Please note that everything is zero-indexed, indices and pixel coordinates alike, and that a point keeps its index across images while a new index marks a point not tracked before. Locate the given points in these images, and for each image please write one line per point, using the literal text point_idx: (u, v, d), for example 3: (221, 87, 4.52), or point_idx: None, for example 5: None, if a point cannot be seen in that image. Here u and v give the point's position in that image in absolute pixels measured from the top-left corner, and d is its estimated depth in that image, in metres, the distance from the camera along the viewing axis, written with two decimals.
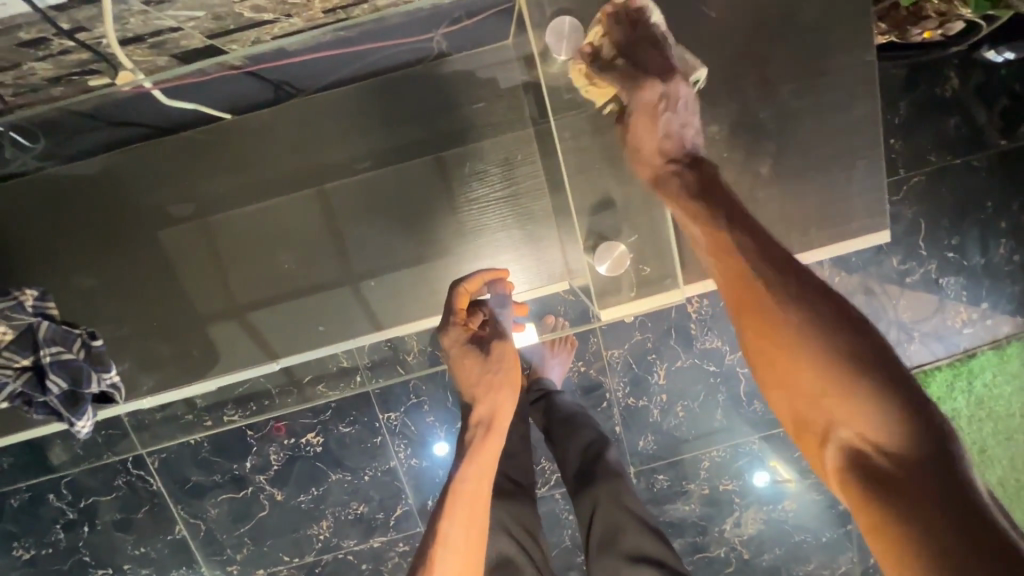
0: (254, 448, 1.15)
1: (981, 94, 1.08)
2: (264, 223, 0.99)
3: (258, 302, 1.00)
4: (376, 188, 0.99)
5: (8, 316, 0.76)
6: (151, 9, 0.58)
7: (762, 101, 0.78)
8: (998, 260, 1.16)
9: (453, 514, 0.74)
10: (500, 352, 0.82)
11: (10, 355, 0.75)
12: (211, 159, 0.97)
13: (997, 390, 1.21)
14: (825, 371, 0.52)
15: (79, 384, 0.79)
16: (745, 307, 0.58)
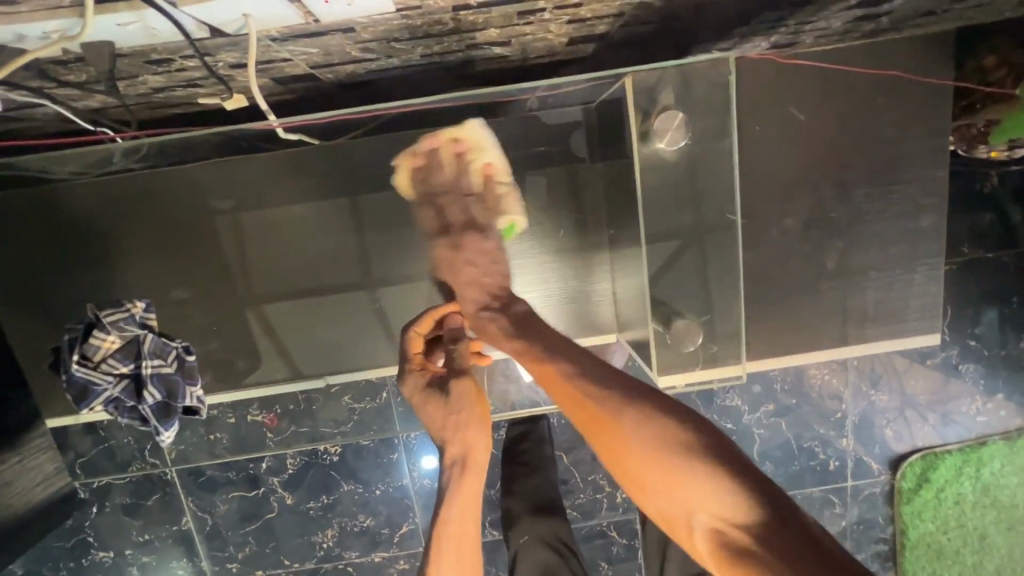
0: (271, 451, 1.16)
1: (1017, 194, 1.11)
2: (316, 242, 1.00)
3: (303, 321, 1.03)
4: (423, 204, 0.98)
5: (120, 326, 0.81)
6: (274, 45, 0.59)
7: (826, 203, 0.87)
8: (1019, 353, 1.19)
9: (439, 563, 0.68)
10: (458, 392, 0.76)
11: (115, 363, 0.79)
12: (270, 182, 0.95)
13: (1004, 479, 1.23)
14: (656, 457, 0.58)
15: (172, 398, 0.83)
16: (597, 433, 0.63)
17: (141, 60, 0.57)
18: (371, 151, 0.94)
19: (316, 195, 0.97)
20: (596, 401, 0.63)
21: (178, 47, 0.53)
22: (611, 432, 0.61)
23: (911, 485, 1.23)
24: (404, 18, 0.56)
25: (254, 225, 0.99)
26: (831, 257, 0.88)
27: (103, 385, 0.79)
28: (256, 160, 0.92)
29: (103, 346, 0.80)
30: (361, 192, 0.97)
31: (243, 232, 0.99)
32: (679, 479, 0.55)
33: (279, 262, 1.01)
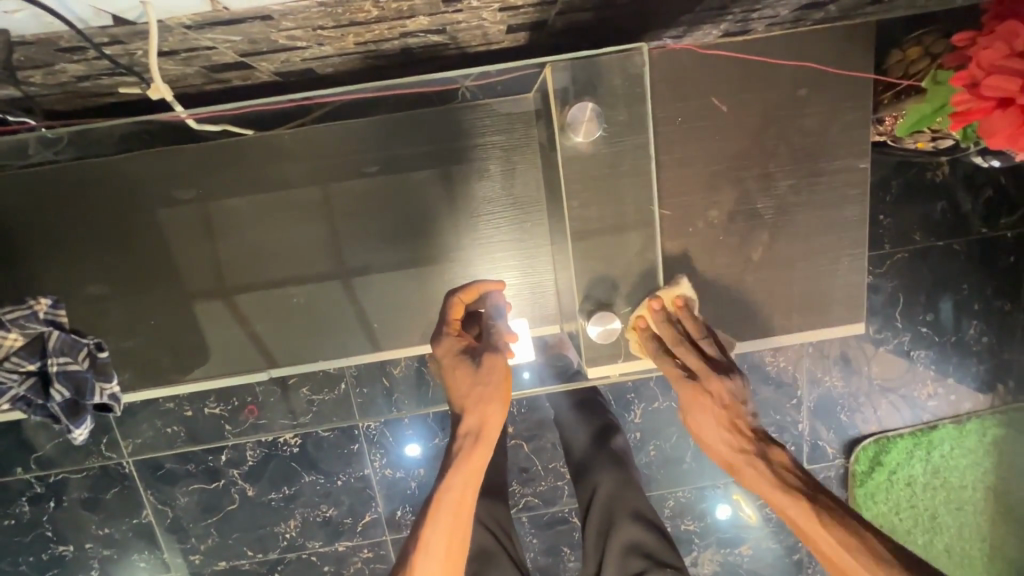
0: (230, 443, 1.15)
1: (967, 182, 1.13)
2: (263, 233, 0.99)
3: (251, 311, 1.01)
4: (374, 194, 0.98)
5: (21, 324, 0.79)
6: (191, 33, 0.57)
7: (763, 193, 0.88)
8: (968, 338, 1.21)
9: (435, 520, 0.73)
10: (492, 367, 0.81)
11: (18, 361, 0.78)
12: (215, 171, 0.95)
13: (953, 461, 1.28)
14: (857, 551, 0.64)
15: (81, 395, 0.83)
16: (807, 533, 0.68)
17: (49, 48, 0.55)
18: (320, 142, 0.94)
19: (264, 185, 0.96)
20: (800, 508, 0.70)
21: (81, 34, 0.51)
22: (819, 538, 0.67)
23: (864, 468, 1.27)
24: (322, 4, 0.55)
25: (218, 213, 0.97)
26: (756, 247, 0.90)
27: (8, 384, 0.79)
28: (199, 149, 0.93)
29: (4, 344, 0.78)
30: (328, 180, 0.97)
31: (209, 220, 0.97)
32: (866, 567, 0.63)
33: (225, 253, 0.99)
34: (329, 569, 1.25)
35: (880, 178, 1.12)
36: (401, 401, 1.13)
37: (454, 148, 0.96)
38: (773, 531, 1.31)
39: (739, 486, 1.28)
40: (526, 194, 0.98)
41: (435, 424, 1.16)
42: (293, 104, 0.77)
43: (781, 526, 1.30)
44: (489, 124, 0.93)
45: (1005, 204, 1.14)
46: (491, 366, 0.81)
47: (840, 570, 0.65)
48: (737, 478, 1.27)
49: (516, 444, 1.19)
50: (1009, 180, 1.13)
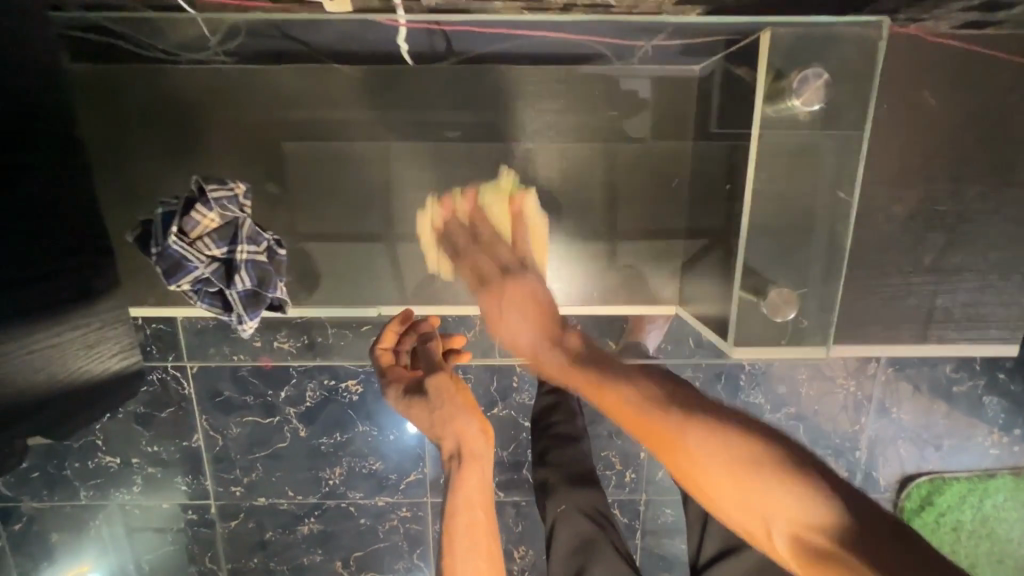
0: (292, 379, 1.15)
1: None
2: (372, 169, 1.01)
3: (349, 243, 1.05)
4: (482, 152, 1.01)
5: (223, 205, 0.91)
6: None
7: None
8: None
9: (453, 547, 0.74)
10: (432, 386, 0.79)
11: (210, 243, 0.89)
12: (345, 98, 0.98)
13: (1003, 513, 1.26)
14: (726, 464, 0.54)
15: (262, 286, 0.94)
16: (662, 442, 0.60)
17: None
18: (447, 88, 0.98)
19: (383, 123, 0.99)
20: (658, 417, 0.60)
21: None
22: (677, 447, 0.58)
23: (912, 506, 1.25)
24: None
25: (300, 154, 1.00)
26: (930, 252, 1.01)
27: (196, 263, 0.89)
28: (338, 74, 0.97)
29: (203, 222, 0.89)
30: (436, 130, 1.00)
31: (290, 161, 1.00)
32: (745, 486, 0.53)
33: (336, 182, 1.02)
34: (365, 522, 1.25)
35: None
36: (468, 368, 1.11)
37: (546, 125, 1.00)
38: None
39: None
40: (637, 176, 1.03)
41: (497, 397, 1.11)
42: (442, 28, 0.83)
43: None
44: (611, 99, 0.98)
45: None
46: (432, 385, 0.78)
47: (716, 485, 0.56)
48: None
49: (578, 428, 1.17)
50: None
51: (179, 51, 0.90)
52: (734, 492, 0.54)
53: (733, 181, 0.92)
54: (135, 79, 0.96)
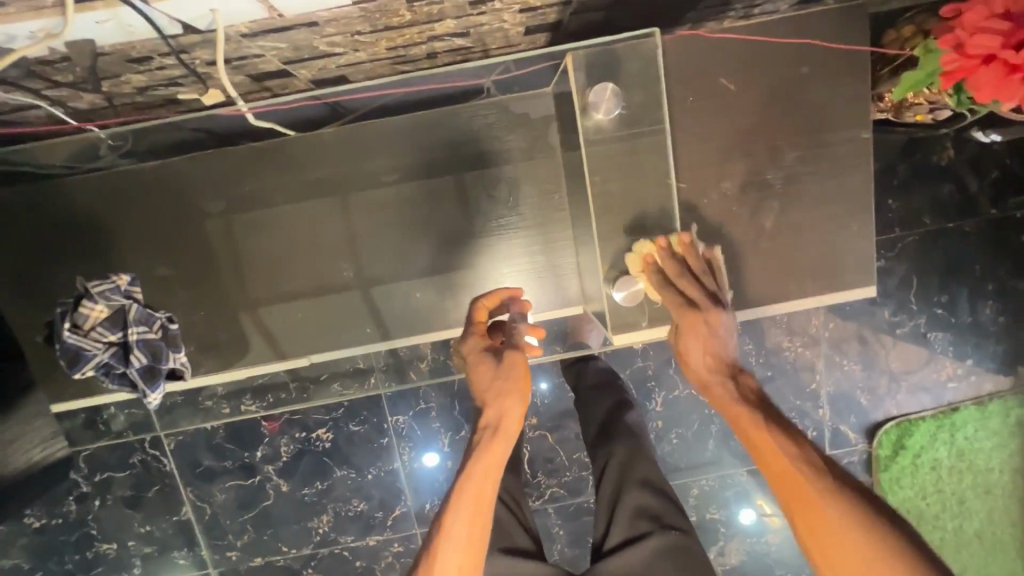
0: (265, 438, 1.20)
1: (974, 165, 1.14)
2: (295, 229, 1.06)
3: (280, 301, 1.07)
4: (397, 197, 1.06)
5: (105, 295, 0.82)
6: (247, 40, 0.62)
7: (770, 163, 0.90)
8: (984, 320, 1.23)
9: (458, 507, 0.75)
10: (512, 360, 0.87)
11: (102, 331, 0.81)
12: (260, 170, 1.03)
13: (977, 444, 1.28)
14: (852, 537, 0.60)
15: (158, 360, 0.86)
16: (786, 478, 0.67)
17: (122, 59, 0.61)
18: (355, 144, 1.03)
19: (301, 185, 1.04)
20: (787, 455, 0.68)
21: (158, 43, 0.58)
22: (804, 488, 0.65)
23: (887, 452, 1.27)
24: (362, 12, 0.61)
25: (245, 223, 1.06)
26: (767, 216, 0.91)
27: (93, 351, 0.81)
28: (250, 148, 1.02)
29: (91, 314, 0.81)
30: (350, 183, 1.05)
31: (237, 230, 1.06)
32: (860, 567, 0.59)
33: (261, 247, 1.06)
34: (361, 564, 1.27)
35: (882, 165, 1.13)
36: (430, 395, 1.20)
37: (463, 154, 1.05)
38: None
39: (761, 474, 1.29)
40: (539, 189, 1.06)
41: (462, 419, 1.21)
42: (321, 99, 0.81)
43: None
44: (503, 122, 1.03)
45: (1014, 185, 1.16)
46: (513, 355, 0.87)
47: (829, 543, 0.62)
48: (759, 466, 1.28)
49: (547, 434, 1.23)
50: (1014, 161, 1.15)
51: (75, 163, 0.94)
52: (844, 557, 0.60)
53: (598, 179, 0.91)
54: (51, 189, 1.01)
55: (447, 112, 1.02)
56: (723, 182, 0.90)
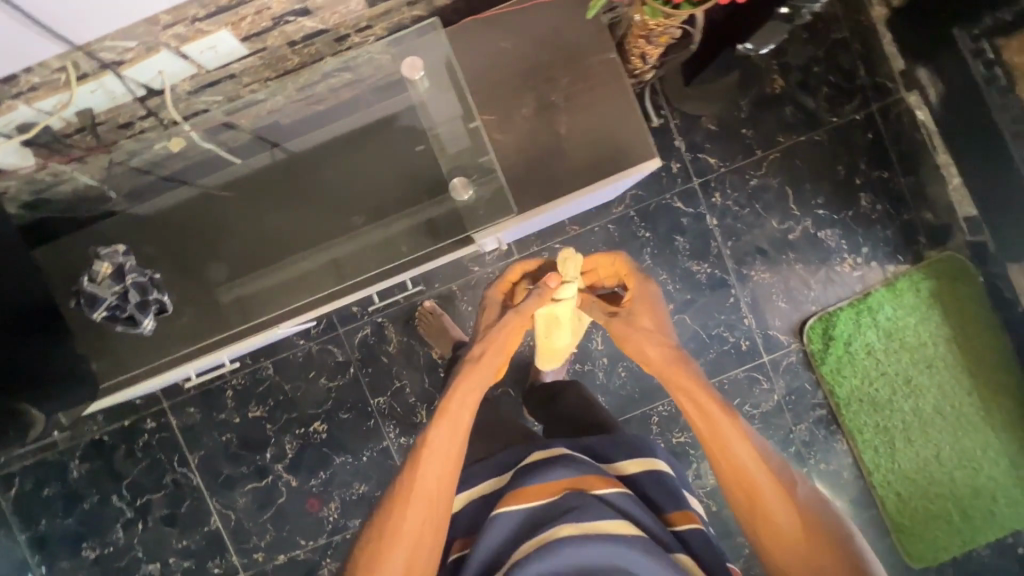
0: (272, 439, 1.40)
1: (803, 86, 1.37)
2: (248, 226, 1.06)
3: (240, 293, 1.04)
4: (331, 171, 1.06)
5: (110, 255, 0.88)
6: (191, 96, 0.92)
7: (553, 87, 0.97)
8: (864, 210, 1.39)
9: (439, 424, 0.76)
10: (509, 317, 0.88)
11: (106, 283, 0.86)
12: (211, 182, 1.07)
13: (900, 323, 1.40)
14: (764, 478, 0.71)
15: (149, 296, 0.90)
16: (721, 442, 0.72)
17: (113, 125, 0.92)
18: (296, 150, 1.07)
19: (251, 187, 1.06)
20: (720, 415, 0.74)
21: (132, 105, 0.88)
22: (735, 447, 0.72)
23: (818, 345, 1.39)
24: (262, 59, 0.91)
25: (219, 264, 1.05)
26: (558, 124, 0.96)
27: (103, 295, 0.86)
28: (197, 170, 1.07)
29: (100, 270, 0.86)
30: (295, 174, 1.07)
31: (211, 272, 1.05)
32: (770, 501, 0.70)
33: (221, 249, 1.06)
34: None
35: (719, 99, 1.35)
36: (401, 372, 1.40)
37: (415, 164, 1.03)
38: (759, 429, 1.41)
39: None
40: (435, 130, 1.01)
41: (432, 389, 1.40)
42: (255, 134, 1.06)
43: (766, 420, 1.42)
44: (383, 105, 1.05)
45: (843, 95, 1.38)
46: (512, 315, 0.87)
47: (744, 485, 0.71)
48: None
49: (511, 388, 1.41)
50: (837, 76, 1.37)
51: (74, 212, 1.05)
52: (761, 501, 0.70)
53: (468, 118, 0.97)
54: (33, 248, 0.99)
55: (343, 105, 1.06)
56: (519, 110, 0.98)
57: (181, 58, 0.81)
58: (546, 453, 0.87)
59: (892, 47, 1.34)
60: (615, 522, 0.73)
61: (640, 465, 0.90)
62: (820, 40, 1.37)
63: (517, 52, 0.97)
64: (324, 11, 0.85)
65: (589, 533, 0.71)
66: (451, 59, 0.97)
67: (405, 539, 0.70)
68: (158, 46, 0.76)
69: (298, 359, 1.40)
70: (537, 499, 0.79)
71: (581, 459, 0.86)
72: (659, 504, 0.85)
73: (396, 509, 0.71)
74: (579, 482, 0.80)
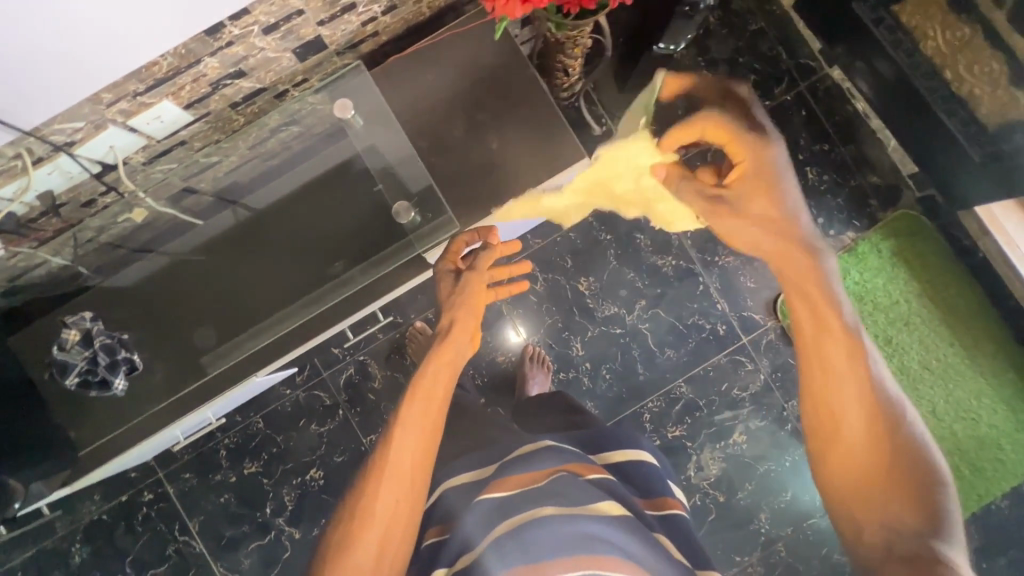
0: (270, 493, 1.39)
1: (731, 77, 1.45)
2: (223, 287, 1.10)
3: (221, 351, 1.06)
4: (297, 221, 1.11)
5: (78, 322, 1.00)
6: (146, 165, 0.99)
7: (482, 107, 1.03)
8: (813, 182, 1.44)
9: (411, 402, 0.77)
10: (468, 279, 0.92)
11: (76, 348, 0.97)
12: (181, 249, 1.11)
13: (869, 285, 1.42)
14: (857, 389, 0.63)
15: (116, 353, 0.99)
16: (818, 331, 0.66)
17: (76, 205, 0.99)
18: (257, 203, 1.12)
19: (223, 248, 1.11)
20: (826, 308, 0.67)
21: (90, 182, 0.95)
22: (830, 345, 0.65)
23: (793, 319, 1.41)
24: (208, 123, 0.99)
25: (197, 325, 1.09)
26: (492, 139, 1.02)
27: (75, 360, 0.96)
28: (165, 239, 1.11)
29: (70, 336, 0.98)
30: (262, 229, 1.11)
31: (189, 333, 1.08)
32: (854, 414, 0.62)
33: (199, 312, 1.09)
34: None
35: None
36: (390, 407, 1.41)
37: (371, 202, 1.09)
38: (751, 411, 1.41)
39: (696, 379, 1.42)
40: (382, 171, 1.07)
41: None
42: (215, 195, 1.11)
43: (757, 401, 1.41)
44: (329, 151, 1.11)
45: (770, 79, 1.45)
46: (470, 276, 0.92)
47: (825, 386, 0.64)
48: (691, 372, 1.42)
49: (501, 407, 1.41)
50: (761, 63, 1.45)
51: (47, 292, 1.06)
52: (846, 409, 0.62)
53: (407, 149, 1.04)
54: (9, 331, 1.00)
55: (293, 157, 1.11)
56: (452, 132, 1.04)
57: (130, 131, 0.88)
58: (533, 445, 0.92)
59: (807, 30, 1.43)
60: (606, 502, 0.78)
61: (628, 453, 0.96)
62: (739, 33, 1.45)
63: (441, 82, 1.04)
64: (258, 70, 0.92)
65: (565, 513, 0.73)
66: (381, 96, 1.03)
67: (380, 519, 0.70)
68: (105, 122, 0.83)
69: (287, 409, 1.41)
70: (523, 483, 0.82)
71: (567, 450, 0.91)
72: (647, 491, 0.92)
73: (370, 486, 0.71)
74: (566, 467, 0.86)
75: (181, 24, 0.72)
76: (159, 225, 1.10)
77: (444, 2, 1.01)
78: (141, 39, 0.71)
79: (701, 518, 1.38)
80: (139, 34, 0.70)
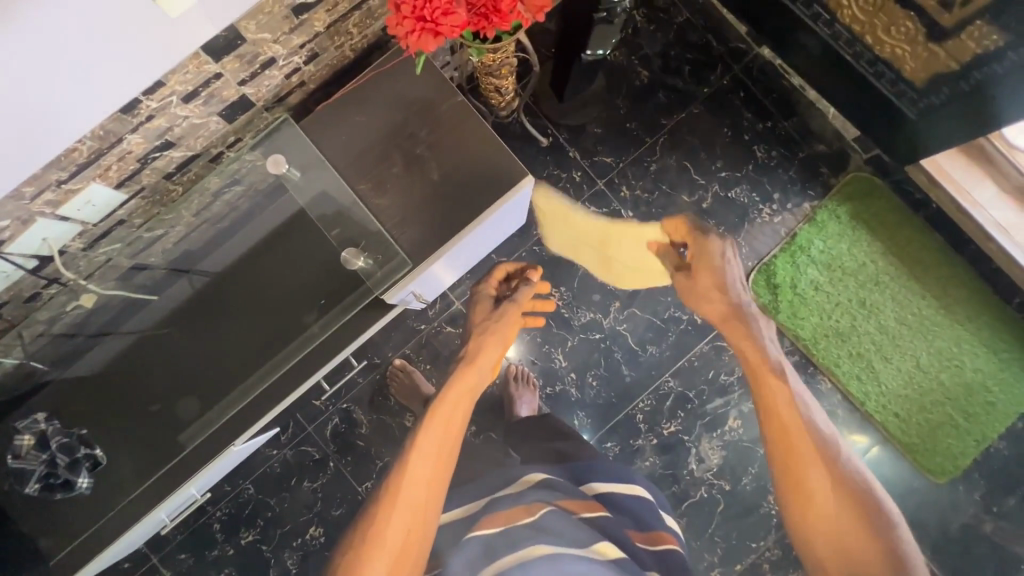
0: (272, 560, 1.35)
1: (666, 69, 1.47)
2: (186, 360, 1.07)
3: (191, 427, 1.03)
4: (254, 281, 1.08)
5: (30, 425, 0.96)
6: (87, 249, 0.98)
7: (418, 140, 1.03)
8: (763, 160, 1.46)
9: (431, 423, 0.81)
10: (505, 309, 1.02)
11: (30, 454, 0.93)
12: (136, 328, 1.07)
13: (834, 252, 1.44)
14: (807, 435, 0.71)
15: (75, 453, 0.96)
16: None
17: (19, 301, 0.96)
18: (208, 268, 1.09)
19: (178, 320, 1.07)
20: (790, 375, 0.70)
21: (29, 276, 0.92)
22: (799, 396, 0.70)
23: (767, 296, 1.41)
24: (145, 198, 0.97)
25: (165, 405, 1.05)
26: (433, 170, 1.02)
27: (31, 466, 0.92)
28: (118, 319, 1.07)
29: (24, 442, 0.93)
30: (218, 293, 1.08)
31: (157, 415, 1.05)
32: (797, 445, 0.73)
33: (164, 390, 1.06)
34: None
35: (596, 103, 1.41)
36: (381, 450, 1.38)
37: (326, 250, 1.07)
38: (742, 394, 1.41)
39: (683, 371, 1.41)
40: (327, 217, 1.06)
41: None
42: (164, 267, 1.08)
43: (746, 384, 1.41)
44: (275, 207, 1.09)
45: (703, 65, 1.47)
46: (507, 305, 1.02)
47: None
48: (677, 366, 1.42)
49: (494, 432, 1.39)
50: (694, 53, 1.47)
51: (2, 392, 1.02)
52: None
53: (351, 193, 1.03)
54: None
55: (240, 217, 1.09)
56: (393, 169, 1.03)
57: (60, 221, 0.87)
58: (525, 480, 0.94)
59: (731, 14, 1.45)
60: (602, 543, 0.82)
61: (621, 486, 0.99)
62: (667, 27, 1.47)
63: (376, 122, 1.03)
64: (186, 139, 0.91)
65: (546, 554, 0.76)
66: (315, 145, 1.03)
67: (388, 545, 0.68)
68: (32, 216, 0.82)
69: (276, 470, 1.37)
70: (514, 519, 0.84)
71: (559, 486, 0.94)
72: (640, 523, 0.93)
73: (382, 512, 0.71)
74: (557, 505, 0.88)
75: (87, 103, 0.69)
76: (107, 305, 1.05)
77: (366, 42, 1.01)
78: (43, 125, 0.68)
79: (711, 510, 1.36)
80: (45, 125, 0.68)
